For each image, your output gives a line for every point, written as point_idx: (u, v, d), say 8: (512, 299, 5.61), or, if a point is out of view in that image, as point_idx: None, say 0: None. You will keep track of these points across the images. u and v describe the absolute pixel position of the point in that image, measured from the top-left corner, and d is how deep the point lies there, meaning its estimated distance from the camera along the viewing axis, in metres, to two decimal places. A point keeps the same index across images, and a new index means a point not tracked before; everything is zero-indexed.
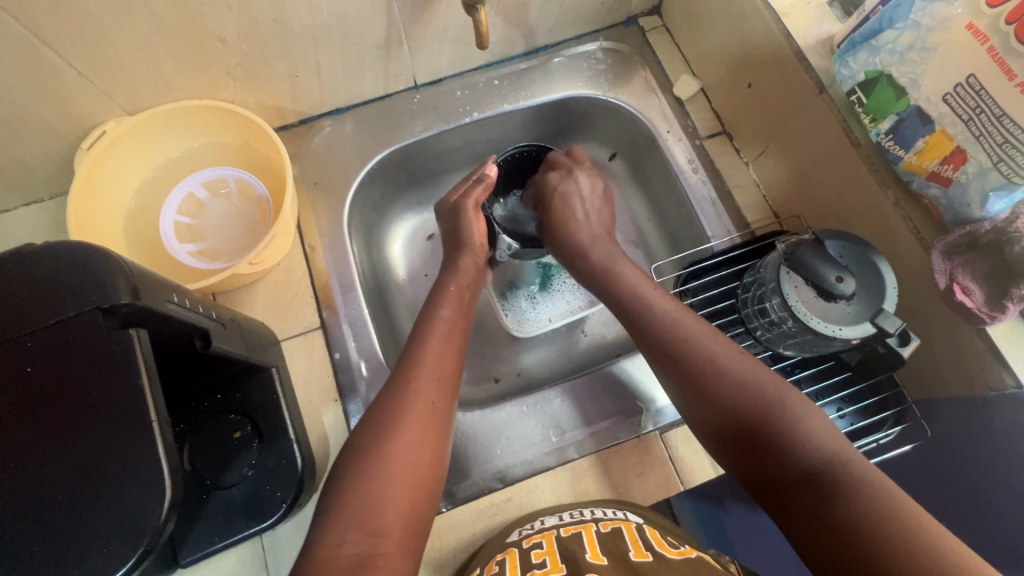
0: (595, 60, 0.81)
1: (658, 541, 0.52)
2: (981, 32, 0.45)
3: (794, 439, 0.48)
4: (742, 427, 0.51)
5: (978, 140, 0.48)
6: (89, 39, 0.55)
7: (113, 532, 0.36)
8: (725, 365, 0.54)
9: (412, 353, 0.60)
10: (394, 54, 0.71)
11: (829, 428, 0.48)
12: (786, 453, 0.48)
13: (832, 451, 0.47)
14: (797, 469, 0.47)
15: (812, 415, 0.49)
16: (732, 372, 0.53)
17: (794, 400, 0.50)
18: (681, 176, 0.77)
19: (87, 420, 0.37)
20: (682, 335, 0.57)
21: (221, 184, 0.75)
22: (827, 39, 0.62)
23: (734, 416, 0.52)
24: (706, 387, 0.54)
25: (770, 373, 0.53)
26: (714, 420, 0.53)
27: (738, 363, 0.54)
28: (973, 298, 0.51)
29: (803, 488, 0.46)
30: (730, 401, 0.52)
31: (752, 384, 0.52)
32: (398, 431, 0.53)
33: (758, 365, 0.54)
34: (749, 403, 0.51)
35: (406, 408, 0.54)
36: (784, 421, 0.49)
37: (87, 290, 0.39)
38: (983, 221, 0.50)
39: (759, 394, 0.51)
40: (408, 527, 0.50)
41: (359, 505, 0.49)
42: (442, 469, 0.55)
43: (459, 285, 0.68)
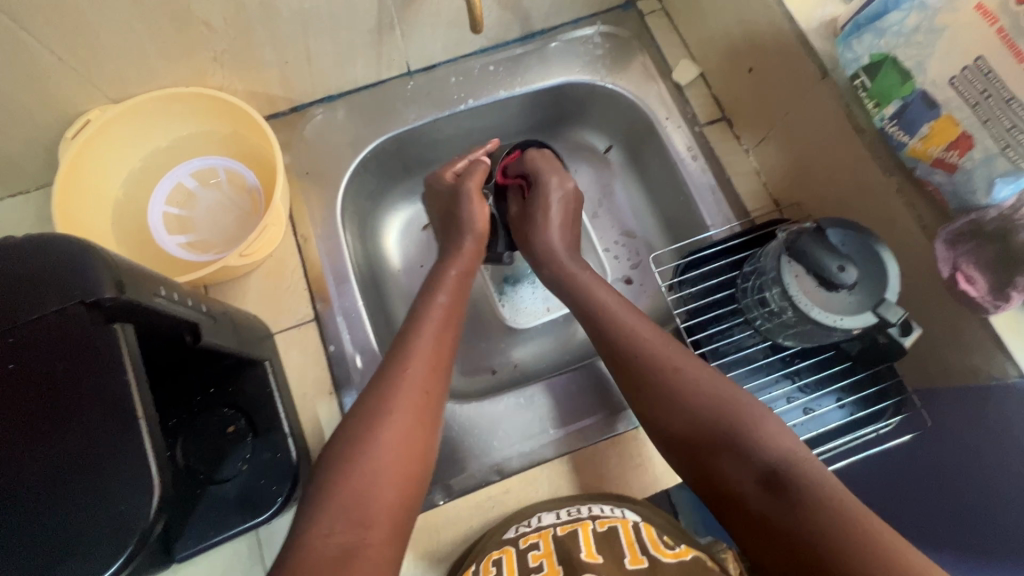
0: (593, 45, 0.79)
1: (653, 542, 0.52)
2: (990, 12, 0.45)
3: (744, 442, 0.50)
4: (692, 438, 0.52)
5: (985, 125, 0.47)
6: (68, 25, 0.53)
7: (102, 533, 0.35)
8: (676, 367, 0.55)
9: (398, 347, 0.58)
10: (386, 39, 0.70)
11: (778, 433, 0.50)
12: (739, 455, 0.50)
13: (777, 454, 0.48)
14: (750, 472, 0.49)
15: (766, 421, 0.51)
16: (683, 379, 0.54)
17: (745, 408, 0.52)
18: (680, 164, 0.75)
19: (73, 419, 0.36)
20: (636, 341, 0.58)
21: (210, 173, 0.73)
22: (830, 21, 0.60)
23: (690, 427, 0.53)
24: (661, 396, 0.55)
25: (722, 382, 0.54)
26: (670, 425, 0.54)
27: (692, 367, 0.55)
28: (976, 287, 0.50)
29: (755, 490, 0.48)
30: (684, 409, 0.53)
31: (703, 393, 0.53)
32: (390, 417, 0.52)
33: (713, 376, 0.54)
34: (700, 413, 0.52)
35: (394, 398, 0.54)
36: (742, 429, 0.51)
37: (68, 284, 0.38)
38: (989, 208, 0.49)
39: (710, 401, 0.53)
40: (393, 509, 0.49)
41: (341, 499, 0.48)
42: (428, 450, 0.54)
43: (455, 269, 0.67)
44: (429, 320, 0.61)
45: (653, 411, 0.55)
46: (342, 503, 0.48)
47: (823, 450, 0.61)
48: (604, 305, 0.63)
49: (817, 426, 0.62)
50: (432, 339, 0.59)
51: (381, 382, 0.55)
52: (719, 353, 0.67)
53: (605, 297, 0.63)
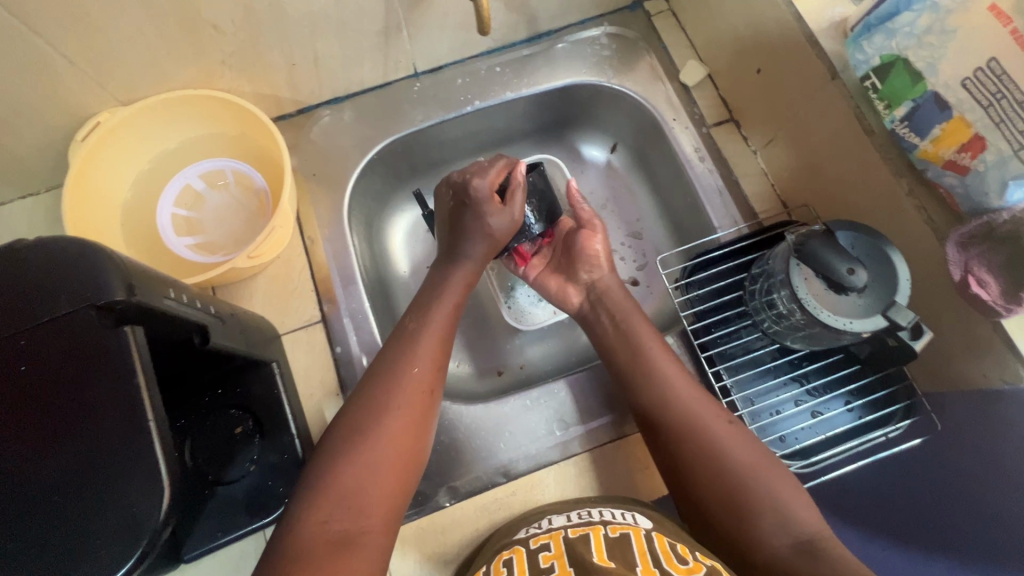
0: (600, 46, 0.79)
1: (666, 554, 0.50)
2: (1004, 13, 0.44)
3: (779, 512, 0.51)
4: (727, 503, 0.53)
5: (998, 127, 0.46)
6: (79, 28, 0.54)
7: (112, 534, 0.35)
8: (709, 429, 0.56)
9: (402, 341, 0.59)
10: (393, 41, 0.70)
11: (805, 504, 0.52)
12: (771, 523, 0.51)
13: (803, 524, 0.51)
14: (781, 538, 0.50)
15: (796, 495, 0.53)
16: (718, 438, 0.56)
17: (776, 477, 0.53)
18: (687, 165, 0.75)
19: (83, 420, 0.37)
20: (673, 398, 0.59)
21: (219, 175, 0.74)
22: (840, 22, 0.59)
23: (720, 491, 0.54)
24: (695, 457, 0.56)
25: (759, 450, 0.55)
26: (702, 486, 0.55)
27: (726, 429, 0.57)
28: (989, 291, 0.49)
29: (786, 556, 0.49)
30: (715, 473, 0.55)
31: (736, 458, 0.55)
32: (392, 412, 0.53)
33: (751, 443, 0.56)
34: (738, 478, 0.54)
35: (397, 393, 0.54)
36: (773, 496, 0.52)
37: (79, 286, 0.38)
38: (1001, 211, 0.49)
39: (748, 469, 0.54)
40: (390, 499, 0.50)
41: (338, 489, 0.48)
42: (425, 445, 0.55)
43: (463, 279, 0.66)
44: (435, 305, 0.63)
45: (685, 471, 0.56)
46: (343, 493, 0.48)
47: (831, 454, 0.61)
48: (652, 357, 0.63)
49: (826, 429, 0.62)
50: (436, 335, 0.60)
51: (386, 381, 0.55)
52: (726, 355, 0.67)
53: (641, 338, 0.65)
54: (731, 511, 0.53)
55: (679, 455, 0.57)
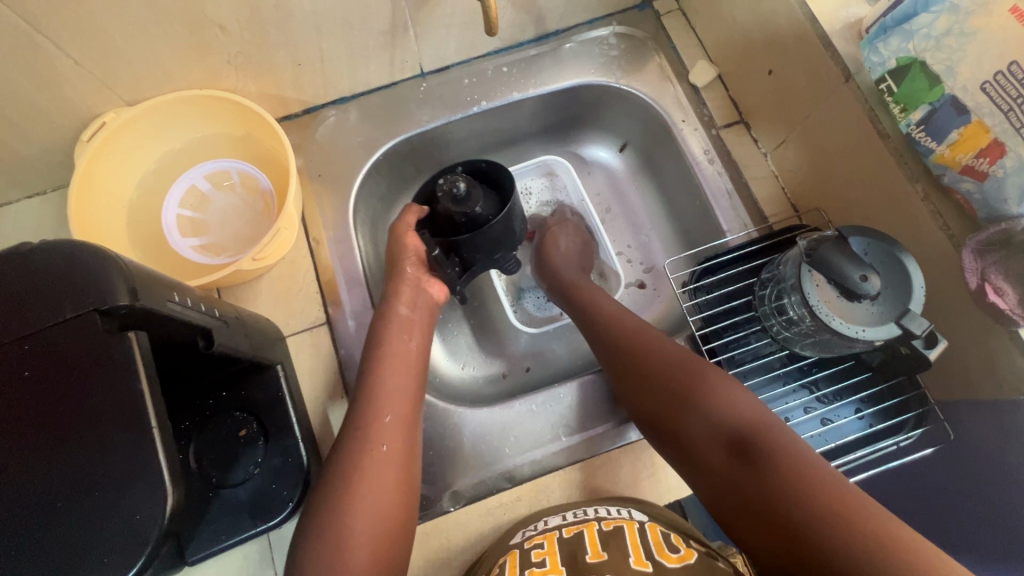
0: (608, 46, 0.78)
1: (659, 545, 0.51)
2: None
3: (723, 416, 0.52)
4: (678, 419, 0.55)
5: (1020, 132, 0.45)
6: (84, 29, 0.53)
7: (115, 542, 0.35)
8: (651, 347, 0.60)
9: (376, 373, 0.58)
10: (399, 40, 0.69)
11: (744, 401, 0.53)
12: (717, 431, 0.52)
13: (741, 421, 0.52)
14: (721, 441, 0.52)
15: (744, 399, 0.53)
16: (658, 356, 0.59)
17: (714, 378, 0.55)
18: (696, 167, 0.74)
19: (87, 426, 0.36)
20: (619, 328, 0.64)
21: (224, 176, 0.73)
22: (854, 23, 0.58)
23: (663, 403, 0.56)
24: (639, 374, 0.59)
25: (697, 359, 0.58)
26: (648, 401, 0.57)
27: (667, 348, 0.60)
28: (1006, 299, 0.49)
29: (725, 459, 0.51)
30: (656, 385, 0.57)
31: (674, 367, 0.57)
32: (370, 452, 0.53)
33: (689, 354, 0.58)
34: (677, 390, 0.56)
35: (366, 428, 0.54)
36: (709, 399, 0.54)
37: (83, 290, 0.37)
38: (1020, 217, 0.48)
39: (693, 381, 0.56)
40: (384, 539, 0.51)
41: (329, 545, 0.49)
42: (412, 487, 0.55)
43: (418, 313, 0.65)
44: (394, 336, 0.61)
45: (631, 391, 0.59)
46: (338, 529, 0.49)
47: (842, 463, 0.60)
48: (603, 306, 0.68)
49: (836, 438, 0.61)
50: (400, 364, 0.59)
51: (360, 423, 0.55)
52: (734, 361, 0.66)
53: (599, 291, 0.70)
54: (673, 417, 0.55)
55: (626, 378, 0.60)
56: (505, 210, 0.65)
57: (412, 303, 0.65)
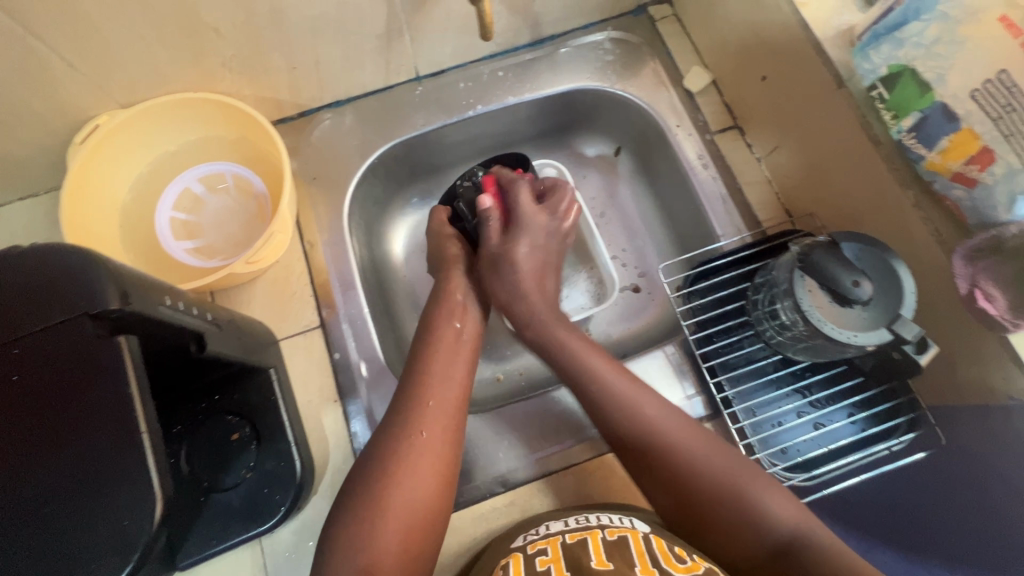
0: (603, 51, 0.79)
1: (665, 556, 0.50)
2: (1015, 25, 0.44)
3: (763, 522, 0.50)
4: (713, 521, 0.52)
5: (1008, 140, 0.46)
6: (78, 31, 0.53)
7: (103, 548, 0.34)
8: (672, 443, 0.54)
9: (423, 361, 0.59)
10: (395, 44, 0.69)
11: (783, 501, 0.51)
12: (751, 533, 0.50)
13: (785, 523, 0.49)
14: (765, 545, 0.50)
15: (773, 492, 0.51)
16: (683, 453, 0.54)
17: (750, 481, 0.52)
18: (691, 172, 0.74)
19: (77, 430, 0.36)
20: (636, 416, 0.56)
21: (218, 178, 0.73)
22: (846, 30, 0.59)
23: (698, 505, 0.52)
24: (665, 476, 0.54)
25: (727, 453, 0.54)
26: (675, 501, 0.53)
27: (691, 442, 0.54)
28: (996, 306, 0.49)
29: (771, 564, 0.49)
30: (684, 484, 0.53)
31: (705, 467, 0.53)
32: (418, 432, 0.54)
33: (719, 444, 0.54)
34: (710, 492, 0.52)
35: (418, 408, 0.55)
36: (749, 503, 0.51)
37: (75, 294, 0.37)
38: (1009, 225, 0.48)
39: (721, 478, 0.52)
40: (419, 521, 0.50)
41: (366, 520, 0.49)
42: (454, 468, 0.55)
43: (466, 297, 0.67)
44: (444, 319, 0.64)
45: (657, 493, 0.54)
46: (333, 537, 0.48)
47: (834, 467, 0.60)
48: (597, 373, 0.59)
49: (829, 442, 0.62)
50: (447, 348, 0.61)
51: (405, 408, 0.55)
52: (728, 365, 0.66)
53: (577, 344, 0.62)
54: (710, 525, 0.52)
55: (648, 478, 0.54)
56: (487, 200, 0.70)
57: (462, 289, 0.68)
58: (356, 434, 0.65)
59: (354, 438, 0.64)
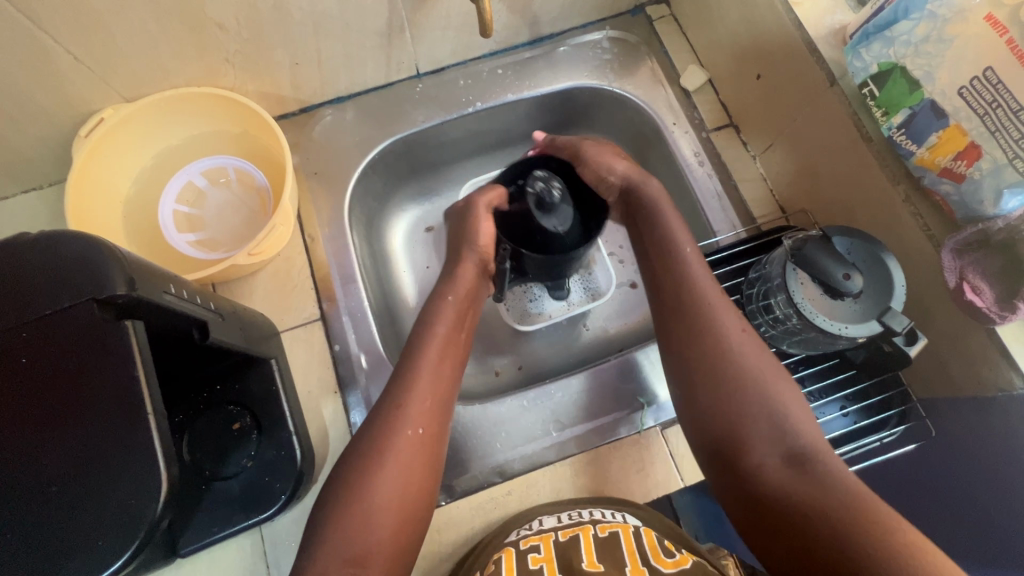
0: (601, 50, 0.80)
1: (654, 550, 0.51)
2: (1000, 23, 0.45)
3: (777, 419, 0.49)
4: (722, 389, 0.51)
5: (994, 135, 0.47)
6: (84, 25, 0.54)
7: (109, 528, 0.35)
8: (731, 336, 0.52)
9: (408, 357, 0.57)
10: (396, 42, 0.70)
11: (810, 423, 0.48)
12: (760, 427, 0.49)
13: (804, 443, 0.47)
14: (776, 457, 0.47)
15: (800, 410, 0.49)
16: (737, 348, 0.52)
17: (786, 396, 0.50)
18: (687, 169, 0.75)
19: (85, 413, 0.37)
20: (704, 305, 0.54)
21: (220, 172, 0.74)
22: (838, 29, 0.60)
23: (724, 398, 0.50)
24: (713, 366, 0.51)
25: (773, 362, 0.52)
26: (712, 390, 0.51)
27: (748, 341, 0.52)
28: (984, 298, 0.49)
29: (777, 478, 0.46)
30: (723, 376, 0.51)
31: (749, 365, 0.51)
32: (401, 427, 0.52)
33: (767, 355, 0.52)
34: (747, 389, 0.50)
35: (407, 400, 0.54)
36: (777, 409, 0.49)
37: (81, 281, 0.38)
38: (996, 218, 0.49)
39: (752, 365, 0.51)
40: (406, 518, 0.50)
41: (354, 518, 0.48)
42: (438, 460, 0.54)
43: (459, 296, 0.63)
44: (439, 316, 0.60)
45: (697, 377, 0.52)
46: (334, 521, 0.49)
47: None
48: (680, 252, 0.57)
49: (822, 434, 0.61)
50: (438, 343, 0.58)
51: (392, 403, 0.54)
52: None
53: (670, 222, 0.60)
54: (731, 425, 0.50)
55: (692, 383, 0.52)
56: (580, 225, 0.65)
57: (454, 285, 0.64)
58: (355, 425, 0.65)
59: (353, 428, 0.65)
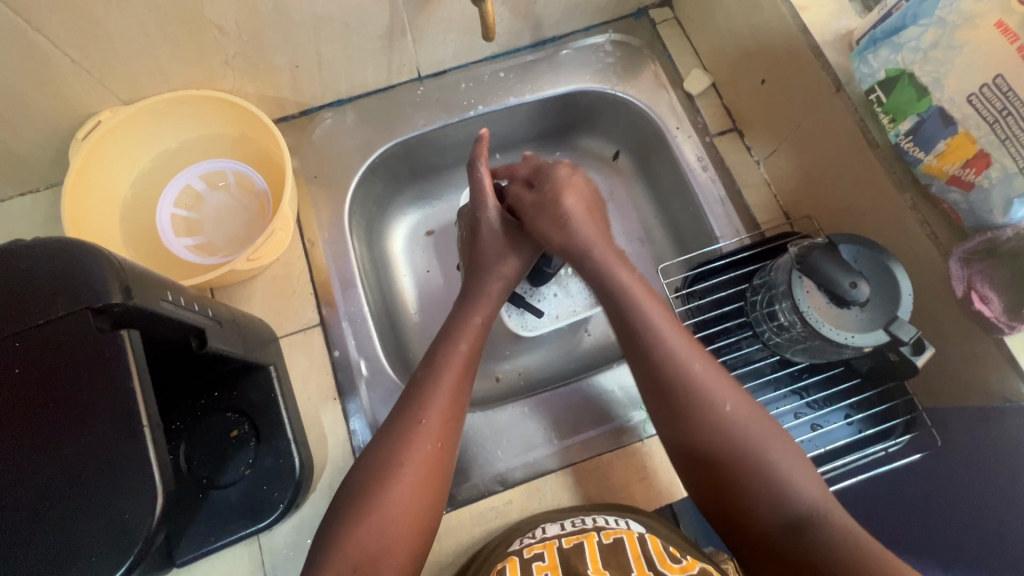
0: (604, 53, 0.79)
1: (660, 556, 0.50)
2: (1010, 30, 0.44)
3: (773, 477, 0.49)
4: (728, 473, 0.51)
5: (1004, 144, 0.46)
6: (83, 27, 0.53)
7: (102, 542, 0.34)
8: (718, 402, 0.53)
9: (427, 365, 0.58)
10: (397, 44, 0.70)
11: (807, 473, 0.50)
12: (767, 503, 0.49)
13: (806, 499, 0.48)
14: (779, 518, 0.48)
15: (794, 460, 0.50)
16: (723, 415, 0.52)
17: (782, 450, 0.51)
18: (690, 174, 0.75)
19: (78, 425, 0.36)
20: (684, 375, 0.54)
21: (219, 176, 0.73)
22: (845, 34, 0.59)
23: (723, 464, 0.51)
24: (705, 436, 0.52)
25: (762, 417, 0.53)
26: (705, 459, 0.52)
27: (736, 405, 0.53)
28: (992, 308, 0.49)
29: (783, 536, 0.47)
30: (714, 442, 0.52)
31: (741, 426, 0.51)
32: (415, 437, 0.52)
33: (755, 409, 0.53)
34: (740, 455, 0.51)
35: (423, 411, 0.54)
36: (773, 470, 0.50)
37: (75, 288, 0.37)
38: (1005, 227, 0.49)
39: (754, 443, 0.51)
40: (415, 525, 0.50)
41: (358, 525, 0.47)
42: (448, 470, 0.54)
43: (484, 318, 0.63)
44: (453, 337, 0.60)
45: (689, 451, 0.53)
46: (335, 531, 0.48)
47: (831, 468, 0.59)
48: (653, 328, 0.57)
49: (826, 443, 0.61)
50: (461, 355, 0.58)
51: (402, 416, 0.54)
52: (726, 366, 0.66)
53: (627, 279, 0.61)
54: (732, 483, 0.51)
55: (686, 452, 0.53)
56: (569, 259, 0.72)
57: (476, 307, 0.64)
58: (355, 432, 0.65)
59: (352, 435, 0.65)
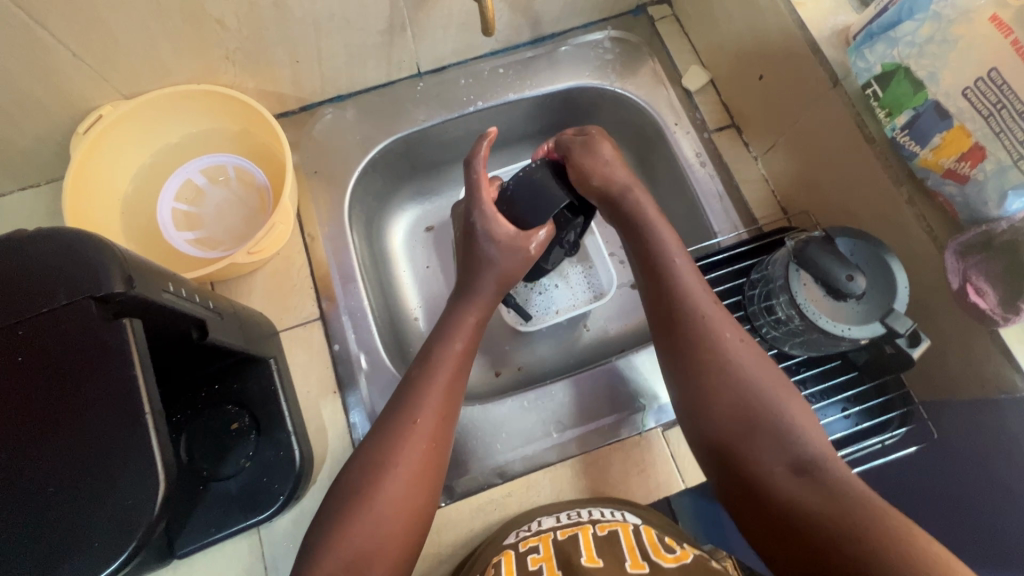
0: (603, 50, 0.80)
1: (654, 546, 0.50)
2: (1005, 24, 0.45)
3: (779, 426, 0.48)
4: (733, 414, 0.50)
5: (999, 136, 0.47)
6: (84, 21, 0.54)
7: (106, 530, 0.35)
8: (732, 347, 0.53)
9: (421, 364, 0.58)
10: (397, 40, 0.70)
11: (815, 429, 0.48)
12: (772, 445, 0.47)
13: (812, 449, 0.47)
14: (781, 462, 0.46)
15: (802, 413, 0.49)
16: (739, 360, 0.52)
17: (790, 401, 0.50)
18: (689, 170, 0.75)
19: (81, 414, 0.36)
20: (702, 319, 0.54)
21: (219, 171, 0.74)
22: (842, 29, 0.59)
23: (729, 400, 0.50)
24: (717, 374, 0.51)
25: (777, 374, 0.52)
26: (713, 398, 0.51)
27: (748, 351, 0.52)
28: (987, 300, 0.50)
29: (784, 482, 0.45)
30: (722, 385, 0.51)
31: (751, 373, 0.51)
32: (411, 437, 0.52)
33: (767, 362, 0.52)
34: (748, 397, 0.50)
35: (417, 408, 0.54)
36: (780, 415, 0.49)
37: (78, 277, 0.38)
38: (1000, 220, 0.49)
39: (763, 390, 0.50)
40: (409, 519, 0.50)
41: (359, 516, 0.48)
42: (441, 466, 0.54)
43: (478, 316, 0.63)
44: (447, 336, 0.60)
45: (697, 389, 0.52)
46: (335, 522, 0.49)
47: None
48: (675, 270, 0.58)
49: None
50: (454, 354, 0.59)
51: (397, 415, 0.54)
52: None
53: (665, 235, 0.61)
54: (736, 425, 0.49)
55: (692, 392, 0.52)
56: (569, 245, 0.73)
57: (472, 302, 0.64)
58: (355, 426, 0.65)
59: (352, 429, 0.65)
